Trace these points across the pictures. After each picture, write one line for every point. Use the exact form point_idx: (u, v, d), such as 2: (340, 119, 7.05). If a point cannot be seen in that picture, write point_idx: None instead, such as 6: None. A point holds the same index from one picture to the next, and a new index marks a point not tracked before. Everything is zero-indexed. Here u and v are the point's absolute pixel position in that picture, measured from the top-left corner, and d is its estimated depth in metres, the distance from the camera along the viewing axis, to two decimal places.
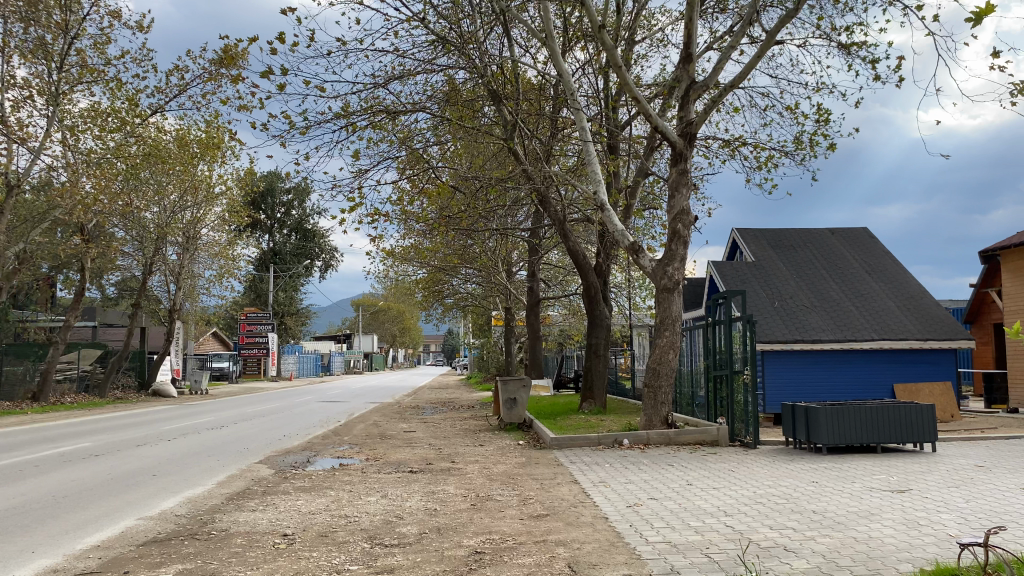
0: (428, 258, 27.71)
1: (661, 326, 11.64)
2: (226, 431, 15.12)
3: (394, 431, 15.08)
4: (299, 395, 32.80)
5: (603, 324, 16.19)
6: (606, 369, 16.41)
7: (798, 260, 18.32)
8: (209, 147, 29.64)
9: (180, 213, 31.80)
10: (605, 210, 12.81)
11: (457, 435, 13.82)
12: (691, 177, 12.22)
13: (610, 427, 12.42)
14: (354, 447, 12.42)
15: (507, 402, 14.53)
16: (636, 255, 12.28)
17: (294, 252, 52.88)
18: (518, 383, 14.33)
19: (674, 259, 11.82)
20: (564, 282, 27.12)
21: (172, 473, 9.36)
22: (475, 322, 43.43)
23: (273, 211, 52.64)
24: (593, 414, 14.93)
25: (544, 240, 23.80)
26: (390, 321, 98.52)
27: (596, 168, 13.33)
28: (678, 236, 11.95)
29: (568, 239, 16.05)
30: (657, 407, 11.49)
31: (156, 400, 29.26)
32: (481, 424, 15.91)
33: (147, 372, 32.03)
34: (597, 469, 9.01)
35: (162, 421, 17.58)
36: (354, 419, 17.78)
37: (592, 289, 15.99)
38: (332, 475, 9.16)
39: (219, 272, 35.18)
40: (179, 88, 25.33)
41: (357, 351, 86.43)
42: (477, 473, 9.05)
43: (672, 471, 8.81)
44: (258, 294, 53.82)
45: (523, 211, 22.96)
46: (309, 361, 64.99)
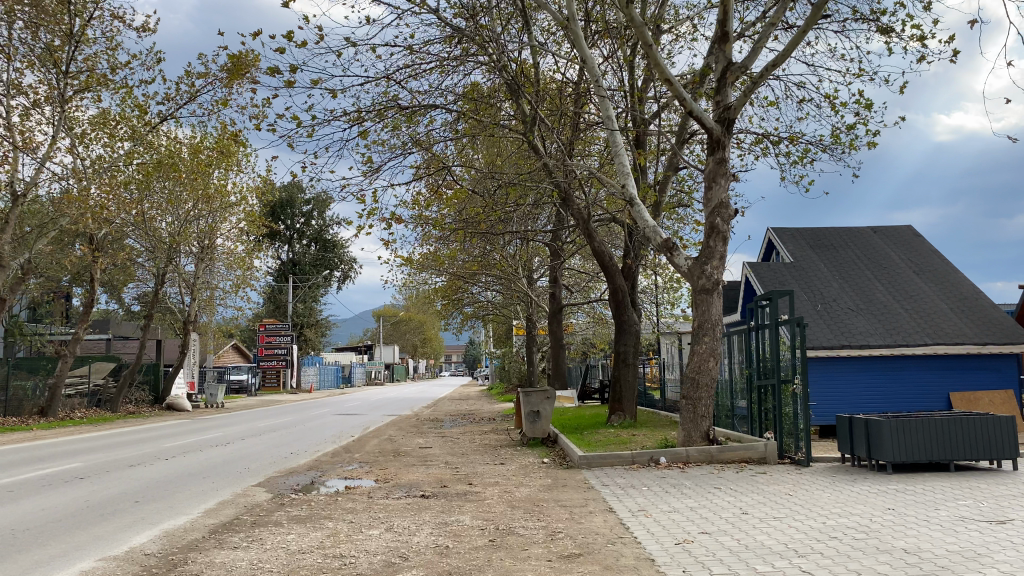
0: (447, 265, 26.73)
1: (700, 331, 10.55)
2: (231, 448, 14.17)
3: (409, 447, 14.06)
4: (317, 408, 31.91)
5: (631, 331, 15.10)
6: (636, 379, 15.29)
7: (840, 261, 17.15)
8: (224, 155, 28.93)
9: (195, 223, 31.15)
10: (634, 204, 11.76)
11: (477, 452, 12.77)
12: (730, 167, 11.19)
13: (644, 443, 11.31)
14: (365, 466, 11.42)
15: (529, 415, 13.47)
16: (670, 253, 11.19)
17: (313, 263, 52.24)
18: (541, 395, 13.28)
19: (713, 257, 10.76)
20: (589, 288, 26.02)
21: (158, 498, 8.41)
22: (497, 332, 42.42)
23: (293, 222, 51.99)
24: (623, 429, 13.81)
25: (566, 244, 22.77)
26: (412, 331, 97.70)
27: (624, 160, 12.29)
28: (717, 230, 10.88)
29: (593, 239, 15.00)
30: (696, 422, 10.38)
31: (169, 415, 28.49)
32: (503, 439, 14.85)
33: (162, 386, 31.28)
34: (634, 494, 7.91)
35: (167, 438, 16.69)
36: (368, 434, 16.79)
37: (619, 293, 14.90)
38: (335, 501, 8.15)
39: (235, 282, 34.46)
40: (190, 93, 24.61)
41: (379, 363, 85.68)
42: (498, 499, 7.98)
43: (721, 496, 7.70)
44: (277, 305, 53.16)
45: (545, 214, 21.97)
46: (329, 373, 64.24)
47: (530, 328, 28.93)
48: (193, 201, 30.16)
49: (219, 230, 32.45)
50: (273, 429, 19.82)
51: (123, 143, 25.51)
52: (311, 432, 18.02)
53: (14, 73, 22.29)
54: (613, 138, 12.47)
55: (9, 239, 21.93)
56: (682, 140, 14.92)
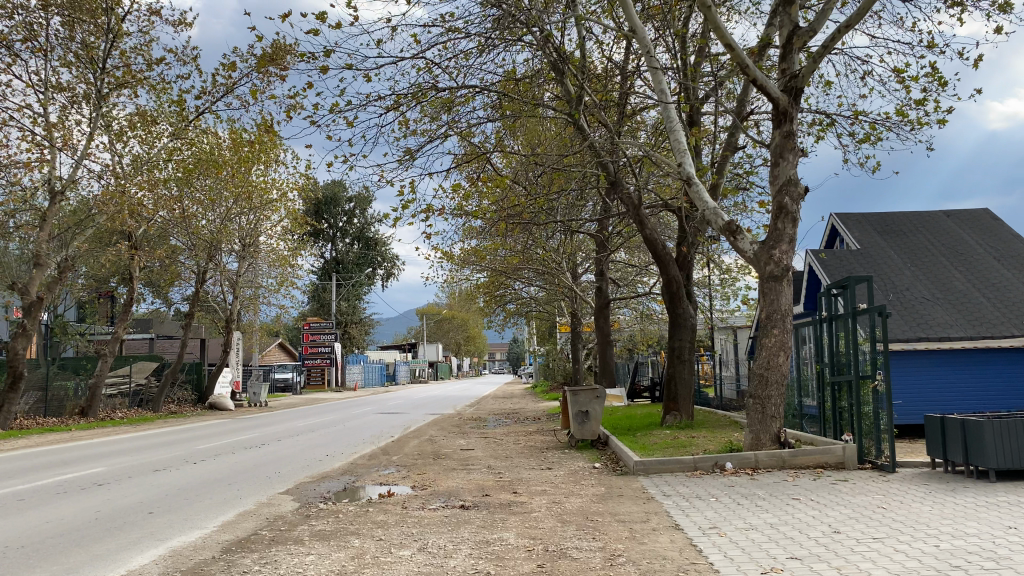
0: (490, 259, 25.89)
1: (769, 322, 9.56)
2: (265, 450, 13.51)
3: (450, 449, 13.25)
4: (360, 406, 31.40)
5: (687, 325, 14.10)
6: (692, 376, 14.28)
7: (912, 248, 15.87)
8: (264, 152, 28.53)
9: (236, 221, 30.88)
10: (691, 184, 10.77)
11: (522, 455, 11.90)
12: (798, 140, 10.16)
13: (705, 446, 10.32)
14: (402, 470, 10.63)
15: (578, 415, 12.56)
16: (732, 237, 10.18)
17: (356, 261, 51.92)
18: (590, 394, 12.38)
19: (781, 241, 9.79)
20: (638, 282, 24.95)
21: (175, 509, 7.73)
22: (541, 329, 41.49)
23: (335, 220, 51.69)
24: (679, 430, 12.82)
25: (613, 235, 21.82)
26: (456, 330, 97.23)
27: (679, 137, 11.28)
28: (784, 210, 9.90)
29: (644, 227, 14.05)
30: (765, 423, 9.37)
31: (211, 414, 28.18)
32: (550, 440, 13.97)
33: (204, 385, 31.06)
34: (702, 508, 6.96)
35: (202, 439, 16.15)
36: (409, 435, 16.03)
37: (673, 284, 13.93)
38: (366, 512, 7.34)
39: (277, 280, 34.14)
40: (226, 87, 24.18)
41: (422, 361, 85.47)
42: (546, 512, 7.09)
43: (802, 510, 6.71)
44: (320, 303, 52.96)
45: (591, 203, 21.05)
46: (374, 371, 64.00)
47: (575, 324, 27.95)
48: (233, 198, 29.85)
49: (260, 227, 32.11)
50: (313, 429, 19.24)
51: (161, 140, 25.21)
52: (350, 432, 17.36)
53: (51, 70, 22.10)
54: (666, 112, 11.50)
55: (47, 237, 21.71)
56: (739, 119, 13.93)
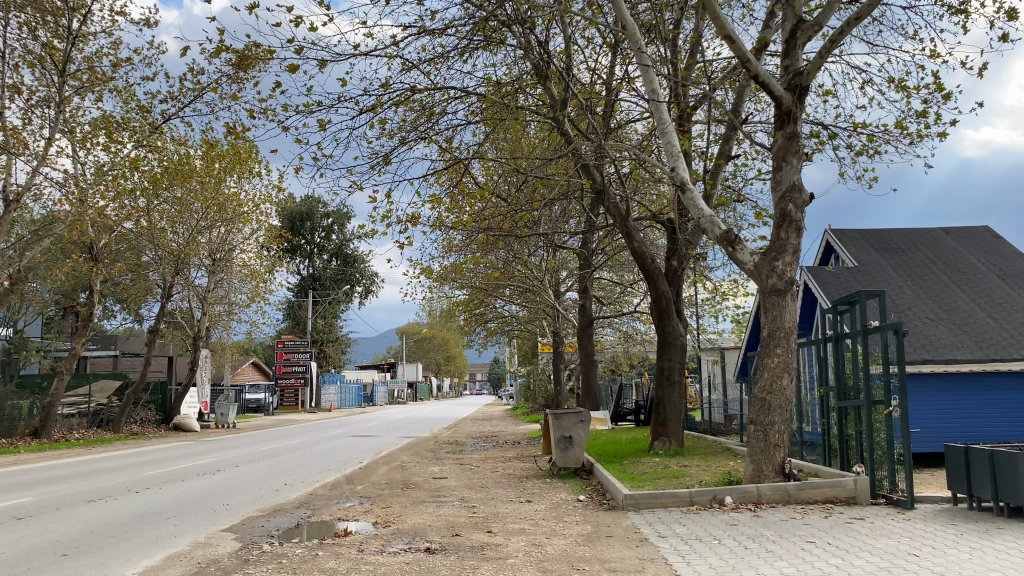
0: (470, 276, 24.97)
1: (772, 340, 8.69)
2: (219, 477, 12.38)
3: (421, 477, 12.22)
4: (332, 428, 30.20)
5: (677, 345, 13.22)
6: (682, 399, 13.33)
7: (912, 266, 15.12)
8: (238, 163, 27.59)
9: (208, 234, 29.86)
10: (686, 190, 9.92)
11: (499, 485, 10.90)
12: (803, 143, 9.36)
13: (700, 477, 9.37)
14: (366, 502, 9.62)
15: (560, 441, 11.61)
16: (731, 246, 9.32)
17: (334, 278, 50.76)
18: (574, 419, 11.40)
19: (784, 251, 8.95)
20: (623, 300, 24.10)
21: (94, 550, 6.64)
22: (522, 349, 40.50)
23: (313, 235, 50.57)
24: (670, 458, 11.86)
25: (597, 251, 20.99)
26: (435, 350, 95.92)
27: (673, 139, 10.43)
28: (788, 217, 9.07)
29: (633, 238, 13.18)
30: (768, 453, 8.44)
31: (174, 435, 26.89)
32: (529, 468, 12.98)
33: (169, 405, 29.76)
34: (705, 553, 5.99)
35: (155, 463, 14.96)
36: (379, 461, 14.96)
37: (662, 300, 13.05)
38: (315, 556, 6.33)
39: (249, 296, 33.02)
40: (196, 93, 23.26)
41: (401, 381, 84.14)
42: (524, 557, 6.09)
43: (821, 557, 5.79)
44: (296, 321, 51.67)
45: (575, 217, 20.23)
46: (351, 392, 62.64)
47: (556, 344, 27.01)
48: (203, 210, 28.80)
49: (231, 241, 31.09)
50: (278, 452, 18.12)
51: (127, 147, 24.21)
52: (317, 457, 16.25)
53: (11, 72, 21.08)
54: (658, 111, 10.69)
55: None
56: (734, 126, 13.21)
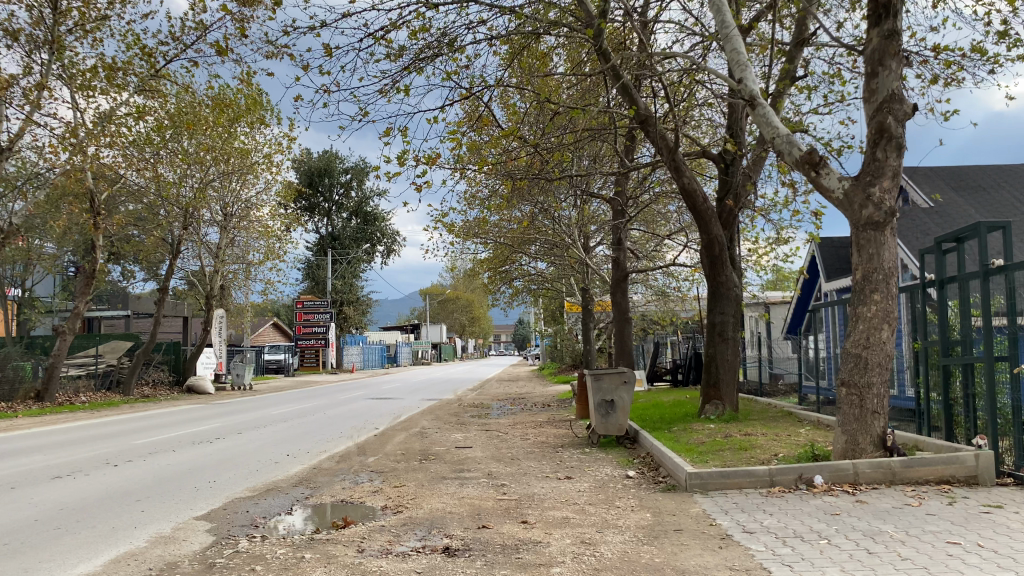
0: (493, 229, 23.37)
1: (868, 284, 7.07)
2: (216, 446, 11.02)
3: (442, 447, 10.75)
4: (350, 390, 28.96)
5: (732, 296, 11.64)
6: (737, 359, 11.70)
7: (996, 204, 13.34)
8: (247, 111, 26.06)
9: (219, 186, 28.54)
10: (757, 105, 8.20)
11: (532, 456, 9.40)
12: (903, 43, 7.55)
13: (774, 450, 7.79)
14: (377, 480, 8.14)
15: (600, 406, 10.11)
16: (815, 171, 7.63)
17: (354, 237, 49.39)
18: (615, 379, 9.89)
19: (882, 175, 7.28)
20: (657, 253, 22.39)
21: (25, 550, 5.24)
22: (548, 309, 39.00)
23: (332, 193, 49.10)
24: (726, 425, 10.31)
25: (632, 198, 19.31)
26: (459, 311, 94.75)
27: (740, 45, 8.68)
28: (887, 134, 7.35)
29: (682, 174, 11.46)
30: (866, 420, 6.87)
31: (187, 398, 25.79)
32: (564, 436, 11.48)
33: (183, 366, 28.66)
34: (820, 562, 4.41)
35: (154, 429, 13.66)
36: (396, 427, 13.55)
37: (715, 245, 11.40)
38: (301, 561, 4.87)
39: (264, 254, 31.75)
40: (199, 33, 21.67)
41: (424, 342, 83.14)
42: (574, 566, 4.56)
43: (986, 571, 4.17)
44: (316, 281, 50.47)
45: (607, 161, 18.54)
46: (374, 353, 61.63)
47: (586, 302, 25.38)
48: (214, 162, 27.39)
49: (244, 196, 29.71)
50: (292, 416, 16.88)
51: (128, 94, 22.78)
52: (330, 422, 14.89)
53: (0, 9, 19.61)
54: (720, 13, 8.95)
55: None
56: (800, 42, 11.39)
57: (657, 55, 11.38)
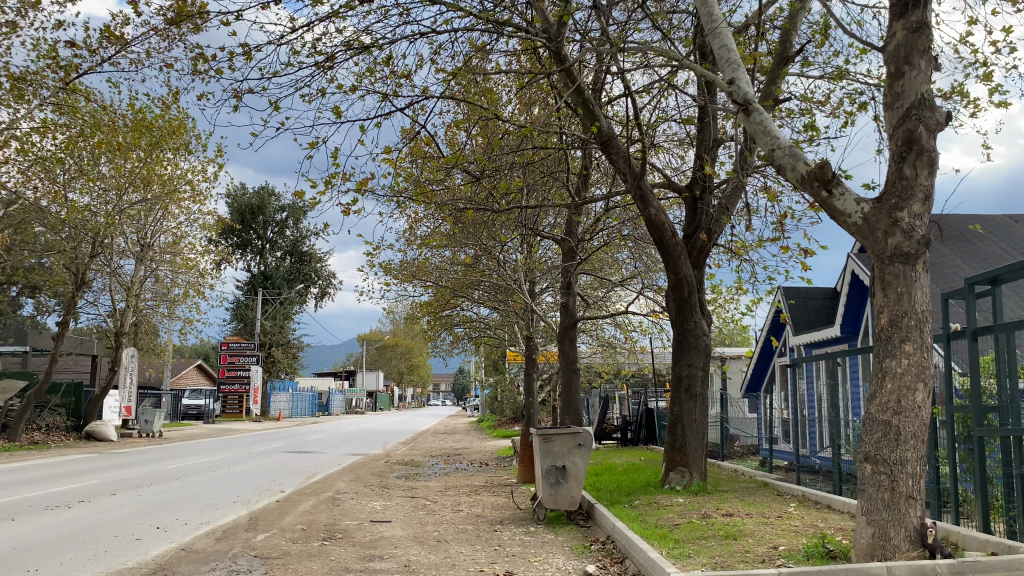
0: (432, 270, 21.62)
1: (896, 333, 5.57)
2: (72, 513, 8.85)
3: (354, 520, 8.80)
4: (269, 441, 26.49)
5: (700, 346, 10.06)
6: (706, 420, 10.07)
7: (984, 255, 12.22)
8: (170, 134, 24.05)
9: (133, 213, 26.21)
10: (751, 111, 6.75)
11: (464, 538, 7.56)
12: (933, 39, 6.17)
13: (773, 542, 6.10)
14: (257, 572, 6.17)
15: (549, 473, 8.34)
16: (827, 191, 6.14)
17: (287, 277, 47.04)
18: (568, 438, 8.37)
19: (910, 198, 5.85)
20: (607, 301, 20.92)
21: None
22: (489, 359, 37.27)
23: (265, 230, 46.74)
24: (698, 500, 8.65)
25: (582, 240, 17.83)
26: (398, 358, 91.94)
27: (731, 41, 7.25)
28: (917, 146, 5.91)
29: (650, 202, 9.94)
30: (899, 508, 5.27)
31: (82, 446, 23.04)
32: (503, 507, 9.65)
33: (84, 410, 25.85)
34: None
35: (11, 486, 11.34)
36: (305, 491, 11.48)
37: (685, 286, 9.88)
38: None
39: (184, 290, 29.35)
40: (116, 44, 19.68)
41: (360, 390, 80.14)
42: None
43: None
44: (245, 322, 47.70)
45: (557, 199, 17.08)
46: (303, 400, 58.65)
47: (530, 352, 23.66)
48: (132, 188, 25.14)
49: (161, 225, 27.50)
50: (191, 471, 14.63)
51: (36, 107, 20.54)
52: (230, 481, 12.71)
53: None
54: (706, 6, 7.60)
55: None
56: (783, 60, 10.07)
57: (625, 64, 9.94)
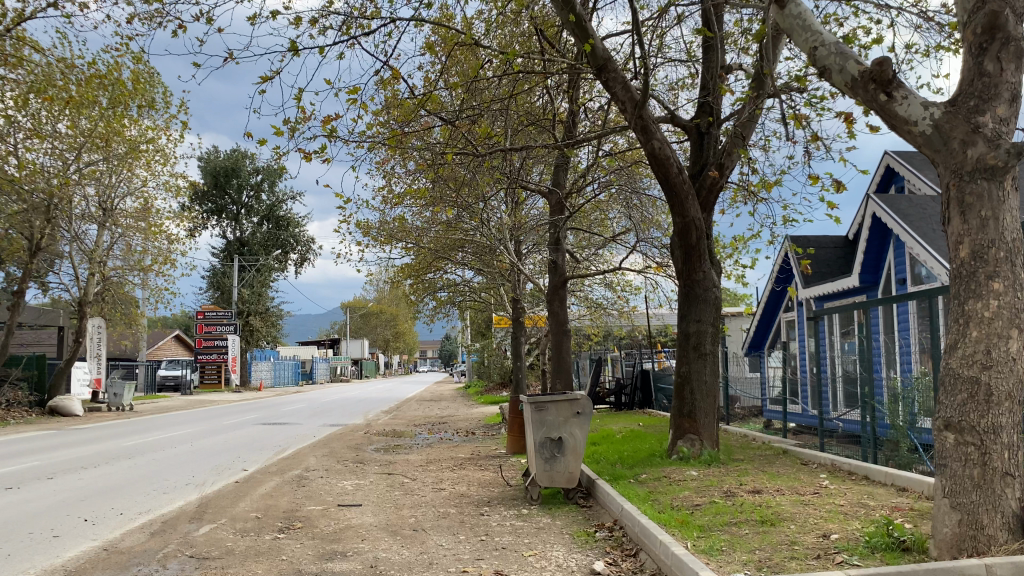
0: (412, 230, 20.32)
1: (981, 264, 4.41)
2: None
3: (319, 505, 7.61)
4: (245, 412, 25.29)
5: (710, 299, 8.90)
6: (717, 382, 8.93)
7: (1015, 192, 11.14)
8: (130, 89, 22.45)
9: (94, 173, 24.68)
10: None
11: (444, 526, 6.38)
12: None
13: (822, 530, 4.95)
14: None
15: (543, 447, 7.18)
16: (886, 93, 4.93)
17: (264, 242, 45.53)
18: (564, 405, 7.21)
19: (994, 99, 4.63)
20: (597, 257, 19.71)
21: None
22: (473, 323, 36.11)
23: (241, 195, 45.11)
24: (715, 473, 7.53)
25: (570, 191, 16.58)
26: (382, 325, 90.67)
27: None
28: (1001, 33, 4.65)
29: (652, 134, 8.69)
30: (991, 488, 4.14)
31: (44, 422, 21.74)
32: (491, 484, 8.50)
33: (48, 384, 24.51)
34: None
35: None
36: (269, 470, 10.27)
37: (693, 230, 8.72)
38: None
39: (151, 256, 27.89)
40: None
41: (344, 358, 78.99)
42: None
43: None
44: (221, 291, 46.21)
45: (543, 147, 15.80)
46: (285, 369, 57.46)
47: (516, 314, 22.50)
48: (91, 146, 23.61)
49: (123, 187, 25.98)
50: (148, 448, 13.39)
51: None
52: (189, 458, 11.49)
53: None
54: None
55: None
56: None
57: None
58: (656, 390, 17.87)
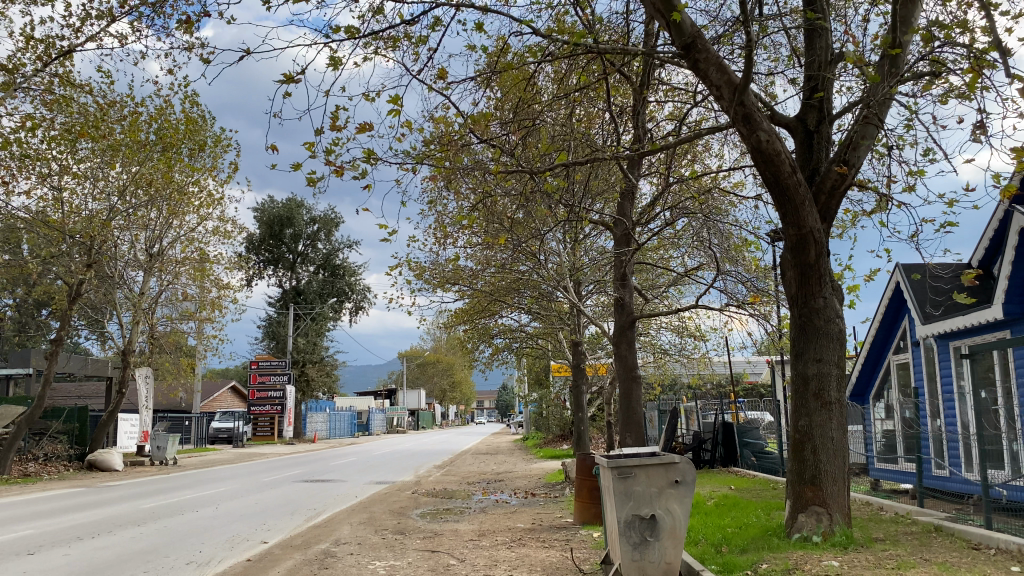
0: (466, 272, 18.80)
1: None
2: None
3: None
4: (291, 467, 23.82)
5: (834, 332, 7.03)
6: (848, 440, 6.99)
7: None
8: (175, 130, 21.63)
9: (141, 217, 23.88)
10: None
11: None
12: None
13: None
14: None
15: (631, 526, 5.40)
16: None
17: (319, 291, 44.72)
18: (659, 469, 5.43)
19: None
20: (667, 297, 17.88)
21: None
22: (533, 372, 34.26)
23: (296, 244, 44.58)
24: (859, 562, 5.61)
25: (640, 222, 14.88)
26: (439, 375, 89.22)
27: None
28: None
29: (759, 124, 6.98)
30: None
31: (81, 477, 20.58)
32: (560, 569, 6.68)
33: (91, 437, 23.48)
34: None
35: None
36: (291, 543, 8.60)
37: (812, 244, 6.93)
38: None
39: (200, 304, 26.95)
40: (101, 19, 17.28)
41: (401, 409, 77.61)
42: None
43: None
44: (276, 340, 45.42)
45: (610, 172, 14.16)
46: (342, 421, 56.26)
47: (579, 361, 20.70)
48: (138, 189, 22.79)
49: (170, 232, 25.14)
50: (170, 510, 11.92)
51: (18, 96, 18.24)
52: (206, 526, 9.91)
53: None
54: None
55: None
56: None
57: None
58: (742, 445, 15.79)
